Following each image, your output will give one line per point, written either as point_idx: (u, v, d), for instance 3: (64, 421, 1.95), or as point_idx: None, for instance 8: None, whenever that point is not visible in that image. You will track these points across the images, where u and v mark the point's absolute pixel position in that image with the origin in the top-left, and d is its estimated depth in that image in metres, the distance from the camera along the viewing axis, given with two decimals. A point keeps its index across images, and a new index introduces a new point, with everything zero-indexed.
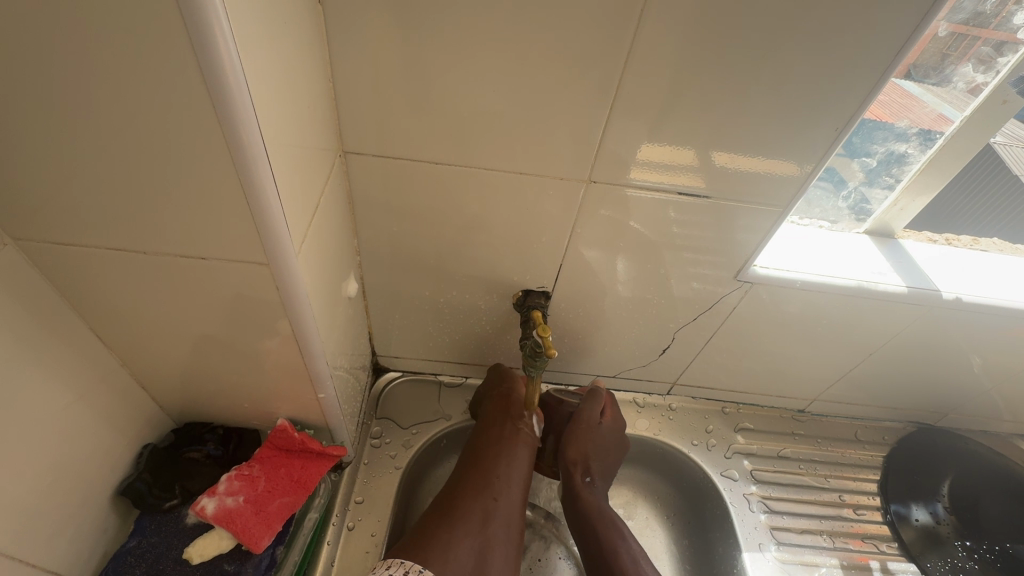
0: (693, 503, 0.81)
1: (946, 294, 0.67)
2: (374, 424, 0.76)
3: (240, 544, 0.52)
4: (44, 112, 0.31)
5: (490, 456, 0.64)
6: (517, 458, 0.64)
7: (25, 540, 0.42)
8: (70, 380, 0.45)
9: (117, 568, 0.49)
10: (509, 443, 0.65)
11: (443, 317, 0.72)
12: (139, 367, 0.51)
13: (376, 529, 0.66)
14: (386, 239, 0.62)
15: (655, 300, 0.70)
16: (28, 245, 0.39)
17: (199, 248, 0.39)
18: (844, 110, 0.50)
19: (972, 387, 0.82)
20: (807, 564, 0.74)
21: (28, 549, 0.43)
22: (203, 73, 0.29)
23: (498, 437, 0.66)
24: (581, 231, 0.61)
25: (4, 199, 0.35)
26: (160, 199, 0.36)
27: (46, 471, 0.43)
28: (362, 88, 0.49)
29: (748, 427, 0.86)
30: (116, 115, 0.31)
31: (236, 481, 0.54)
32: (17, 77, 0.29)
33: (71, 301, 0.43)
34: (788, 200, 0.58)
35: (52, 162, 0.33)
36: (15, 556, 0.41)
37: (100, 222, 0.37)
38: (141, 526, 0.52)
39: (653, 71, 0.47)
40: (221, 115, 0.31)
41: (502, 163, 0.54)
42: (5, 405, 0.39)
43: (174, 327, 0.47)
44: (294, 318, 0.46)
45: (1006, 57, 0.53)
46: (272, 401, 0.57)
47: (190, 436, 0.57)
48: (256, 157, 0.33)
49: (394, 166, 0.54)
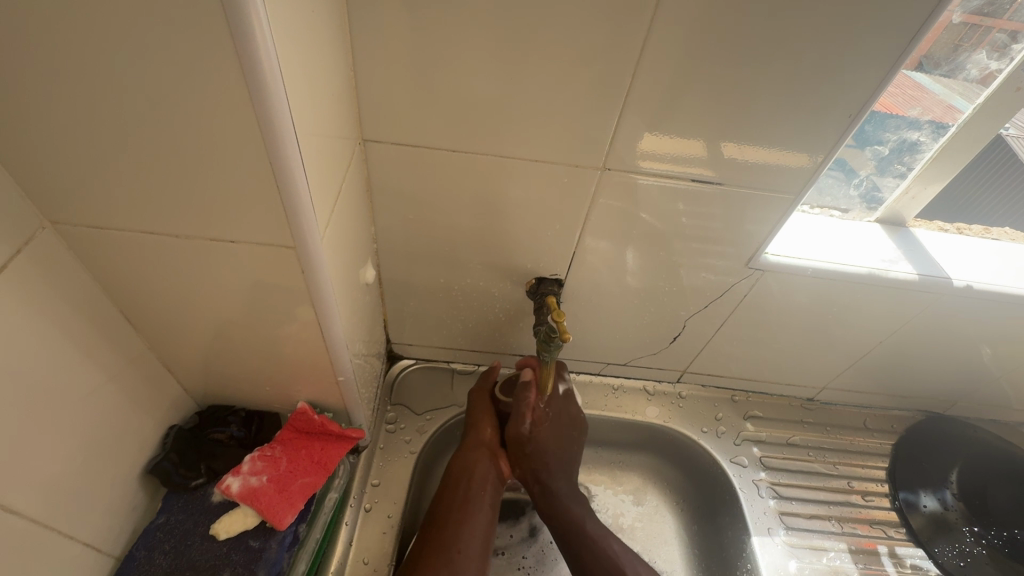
0: (702, 488, 0.82)
1: (956, 282, 0.67)
2: (388, 409, 0.78)
3: (264, 521, 0.53)
4: (83, 97, 0.32)
5: (450, 522, 0.64)
6: (478, 522, 0.65)
7: (60, 513, 0.44)
8: (101, 361, 0.47)
9: (148, 544, 0.51)
10: (467, 506, 0.66)
11: (457, 304, 0.73)
12: (166, 350, 0.53)
13: (392, 511, 0.67)
14: (402, 226, 0.63)
15: (667, 288, 0.71)
16: (65, 229, 0.40)
17: (228, 232, 0.41)
18: (858, 97, 0.50)
19: (980, 377, 0.82)
20: (815, 548, 0.75)
21: (62, 522, 0.44)
22: (239, 62, 0.30)
23: (456, 500, 0.66)
24: (595, 218, 0.62)
25: (44, 184, 0.37)
26: (192, 184, 0.37)
27: (79, 447, 0.45)
28: (381, 76, 0.49)
29: (757, 415, 0.87)
30: (151, 101, 0.32)
31: (259, 461, 0.56)
32: (60, 65, 0.31)
33: (104, 284, 0.45)
34: (800, 187, 0.58)
35: (92, 146, 0.35)
36: (50, 527, 0.43)
37: (134, 205, 0.39)
38: (168, 503, 0.54)
39: (670, 58, 0.47)
40: (255, 103, 0.32)
41: (518, 150, 0.55)
42: (42, 383, 0.41)
43: (201, 310, 0.49)
44: (318, 303, 0.47)
45: (1019, 45, 0.54)
46: (293, 385, 0.58)
47: (214, 418, 0.59)
48: (287, 144, 0.34)
49: (412, 154, 0.55)
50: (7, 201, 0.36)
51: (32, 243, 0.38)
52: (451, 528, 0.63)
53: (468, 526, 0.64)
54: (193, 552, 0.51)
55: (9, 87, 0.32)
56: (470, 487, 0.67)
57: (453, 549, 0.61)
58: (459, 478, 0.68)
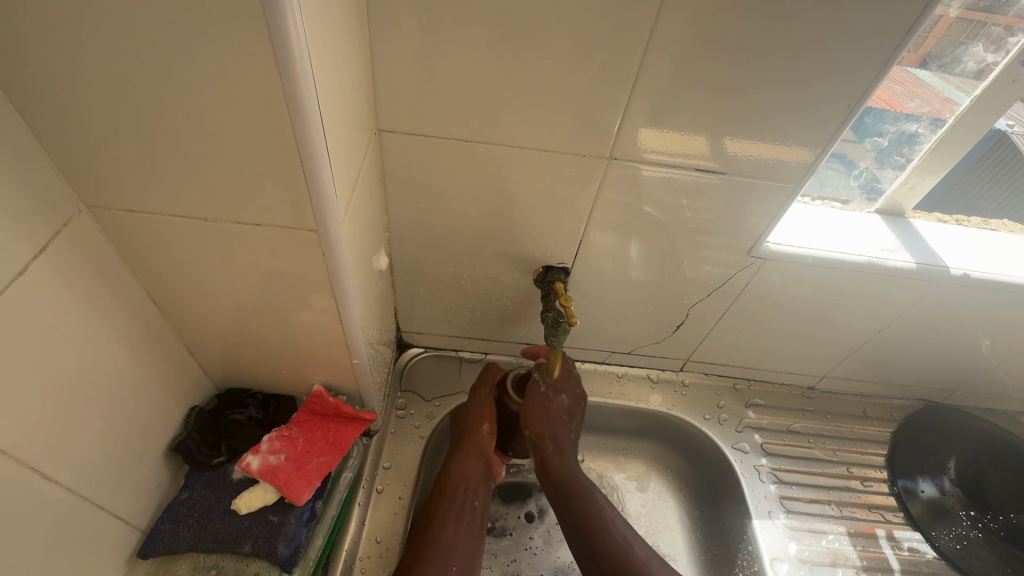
0: (705, 473, 0.84)
1: (953, 270, 0.68)
2: (399, 396, 0.80)
3: (283, 497, 0.55)
4: (126, 85, 0.35)
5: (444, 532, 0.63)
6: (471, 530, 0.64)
7: (92, 483, 0.47)
8: (130, 340, 0.49)
9: (172, 517, 0.53)
10: (463, 513, 0.65)
11: (465, 293, 0.75)
12: (189, 332, 0.55)
13: (402, 492, 0.69)
14: (414, 215, 0.65)
15: (671, 278, 0.72)
16: (99, 212, 0.42)
17: (253, 215, 0.43)
18: (857, 87, 0.51)
19: (976, 367, 0.84)
20: (815, 531, 0.77)
21: (94, 491, 0.47)
22: (274, 49, 0.33)
23: (452, 508, 0.65)
24: (601, 207, 0.63)
25: (82, 168, 0.39)
26: (222, 168, 0.39)
27: (109, 421, 0.48)
28: (396, 67, 0.51)
29: (758, 403, 0.89)
30: (190, 88, 0.35)
31: (277, 441, 0.58)
32: (104, 54, 0.33)
33: (133, 266, 0.47)
34: (801, 177, 0.59)
35: (129, 132, 0.37)
36: (82, 495, 0.46)
37: (165, 189, 0.41)
38: (191, 479, 0.56)
39: (674, 50, 0.49)
40: (287, 89, 0.35)
41: (527, 139, 0.56)
42: (77, 357, 0.43)
43: (224, 292, 0.51)
44: (336, 284, 0.49)
45: (1016, 38, 0.55)
46: (309, 367, 0.61)
47: (233, 399, 0.61)
48: (313, 129, 0.37)
49: (424, 144, 0.57)
50: (48, 183, 0.39)
51: (69, 225, 0.41)
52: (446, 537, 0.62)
53: (462, 535, 0.63)
54: (215, 526, 0.53)
55: (55, 74, 0.34)
56: (464, 497, 0.66)
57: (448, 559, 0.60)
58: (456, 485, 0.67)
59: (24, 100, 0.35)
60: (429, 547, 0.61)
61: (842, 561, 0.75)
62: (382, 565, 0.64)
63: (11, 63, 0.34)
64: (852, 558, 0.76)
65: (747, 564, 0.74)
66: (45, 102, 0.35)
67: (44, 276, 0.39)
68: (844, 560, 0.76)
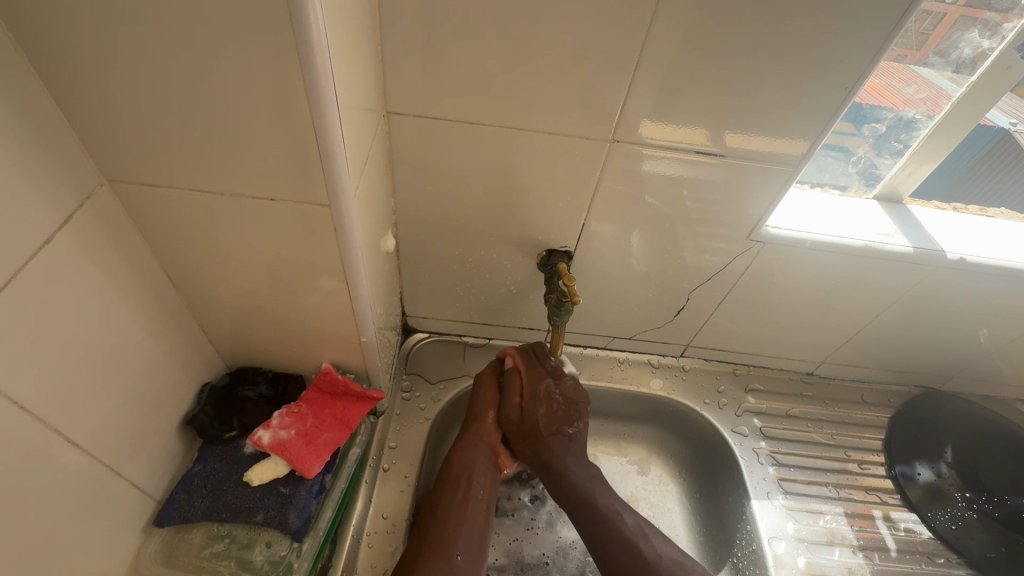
0: (705, 456, 0.86)
1: (949, 255, 0.69)
2: (404, 379, 0.81)
3: (294, 470, 0.57)
4: (148, 60, 0.36)
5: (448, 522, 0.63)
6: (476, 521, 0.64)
7: (110, 450, 0.48)
8: (147, 314, 0.51)
9: (186, 488, 0.55)
10: (467, 503, 0.65)
11: (469, 277, 0.76)
12: (203, 308, 0.56)
13: (408, 471, 0.71)
14: (420, 198, 0.66)
15: (672, 263, 0.73)
16: (120, 187, 0.44)
17: (267, 189, 0.45)
18: (855, 68, 0.52)
19: (971, 354, 0.85)
20: (813, 511, 0.79)
21: (112, 457, 0.49)
22: (291, 19, 0.34)
23: (456, 498, 0.65)
24: (604, 190, 0.64)
25: (105, 142, 0.41)
26: (237, 142, 0.41)
27: (127, 391, 0.49)
28: (405, 50, 0.52)
29: (757, 387, 0.90)
30: (210, 64, 0.36)
31: (287, 417, 0.60)
32: (128, 29, 0.35)
33: (150, 241, 0.49)
34: (799, 160, 0.60)
35: (150, 106, 0.39)
36: (101, 460, 0.47)
37: (184, 163, 0.43)
38: (204, 453, 0.58)
39: (677, 31, 0.50)
40: (304, 65, 0.36)
41: (531, 122, 0.58)
42: (98, 327, 0.45)
43: (237, 269, 0.52)
44: (347, 259, 0.51)
45: (1010, 24, 0.56)
46: (319, 346, 0.62)
47: (242, 377, 0.63)
48: (328, 104, 0.38)
49: (431, 126, 0.58)
50: (71, 157, 0.41)
51: (91, 199, 0.43)
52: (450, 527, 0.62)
53: (466, 525, 0.63)
54: (228, 497, 0.55)
55: (80, 49, 0.36)
56: (468, 486, 0.66)
57: (452, 550, 0.60)
58: (459, 475, 0.67)
59: (53, 75, 0.37)
60: (434, 537, 0.61)
61: (839, 540, 0.77)
62: (390, 541, 0.65)
63: (39, 39, 0.35)
64: (848, 537, 0.77)
65: (746, 543, 0.76)
66: (71, 78, 0.37)
67: (67, 246, 0.41)
68: (841, 539, 0.77)
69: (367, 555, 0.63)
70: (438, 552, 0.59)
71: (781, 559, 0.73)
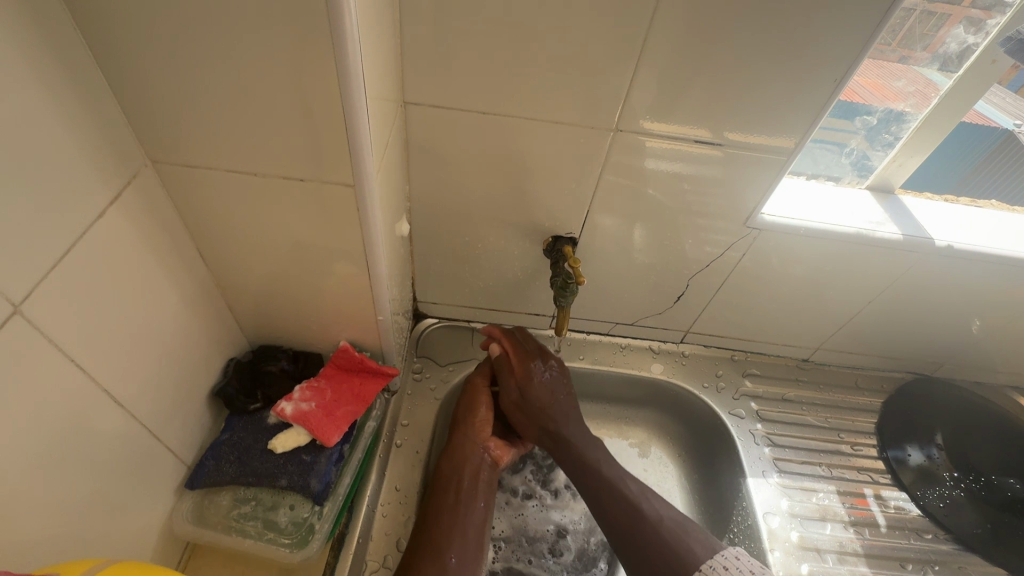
0: (702, 438, 0.89)
1: (938, 242, 0.72)
2: (415, 361, 0.85)
3: (315, 440, 0.62)
4: (195, 50, 0.40)
5: (440, 527, 0.64)
6: (469, 525, 0.66)
7: (148, 411, 0.53)
8: (181, 288, 0.55)
9: (215, 454, 0.60)
10: (459, 510, 0.66)
11: (478, 262, 0.80)
12: (231, 285, 0.61)
13: (420, 447, 0.74)
14: (433, 186, 0.70)
15: (673, 251, 0.76)
16: (162, 168, 0.49)
17: (295, 171, 0.48)
18: (844, 62, 0.55)
19: (962, 341, 0.88)
20: (806, 489, 0.82)
21: (149, 418, 0.53)
22: (327, 10, 0.38)
23: (447, 503, 0.66)
24: (607, 179, 0.68)
25: (152, 126, 0.45)
26: (270, 127, 0.45)
27: (162, 357, 0.53)
28: (422, 44, 0.56)
29: (754, 372, 0.93)
30: (249, 54, 0.41)
31: (308, 390, 0.64)
32: (180, 22, 0.39)
33: (186, 220, 0.53)
34: (793, 149, 0.63)
35: (193, 92, 0.43)
36: (140, 420, 0.52)
37: (220, 144, 0.47)
38: (231, 423, 0.63)
39: (677, 25, 0.53)
40: (337, 53, 0.40)
41: (539, 113, 0.61)
42: (141, 296, 0.50)
43: (263, 249, 0.56)
44: (367, 238, 0.54)
45: (994, 20, 0.59)
46: (337, 324, 0.66)
47: (266, 354, 0.67)
48: (357, 91, 0.42)
49: (444, 117, 0.62)
50: (121, 139, 0.45)
51: (137, 177, 0.47)
52: (442, 533, 0.64)
53: (459, 531, 0.64)
54: (255, 462, 0.60)
55: (137, 41, 0.40)
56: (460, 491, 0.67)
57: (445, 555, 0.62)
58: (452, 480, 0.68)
59: (109, 65, 0.42)
60: (427, 544, 0.62)
61: (831, 516, 0.80)
62: (403, 511, 0.69)
63: (100, 31, 0.40)
64: (840, 514, 0.81)
65: (742, 518, 0.79)
66: (127, 66, 0.41)
67: (116, 222, 0.46)
68: (833, 515, 0.80)
69: (381, 522, 0.67)
70: (433, 557, 0.61)
71: (775, 534, 0.76)
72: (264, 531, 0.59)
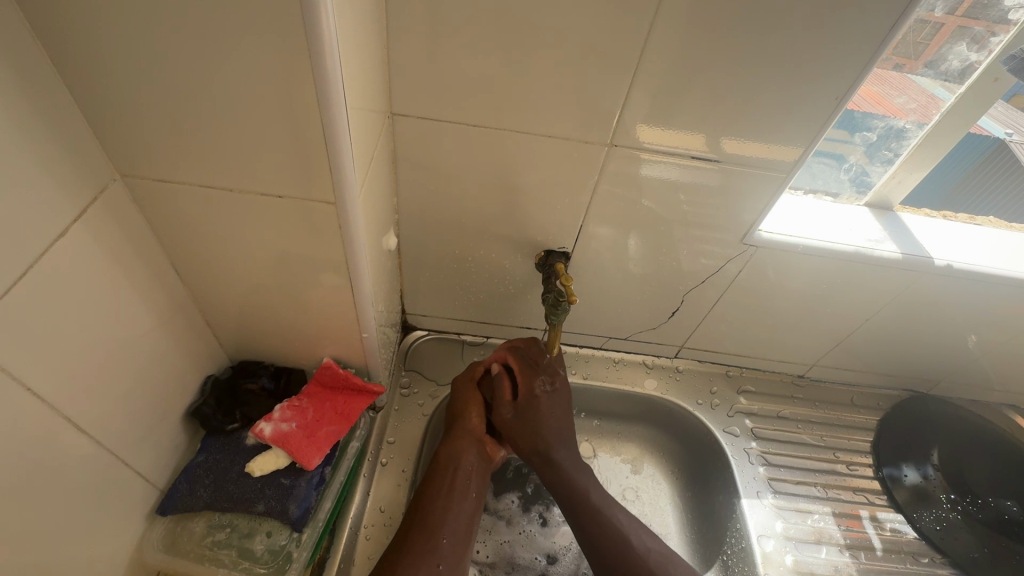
0: (696, 456, 0.88)
1: (937, 261, 0.71)
2: (403, 374, 0.83)
3: (294, 462, 0.60)
4: (166, 61, 0.38)
5: (436, 507, 0.63)
6: (463, 509, 0.64)
7: (116, 435, 0.50)
8: (154, 306, 0.53)
9: (189, 478, 0.58)
10: (454, 495, 0.65)
11: (468, 276, 0.78)
12: (208, 300, 0.58)
13: (405, 466, 0.72)
14: (422, 198, 0.68)
15: (666, 266, 0.75)
16: (133, 181, 0.46)
17: (275, 187, 0.47)
18: (845, 80, 0.54)
19: (958, 359, 0.87)
20: (801, 510, 0.81)
21: (118, 442, 0.51)
22: (306, 23, 0.36)
23: (442, 486, 0.65)
24: (601, 193, 0.66)
25: (121, 138, 0.43)
26: (245, 138, 0.43)
27: (133, 378, 0.51)
28: (409, 53, 0.54)
29: (749, 389, 0.92)
30: (224, 65, 0.38)
31: (288, 410, 0.63)
32: (149, 34, 0.37)
33: (159, 234, 0.51)
34: (792, 166, 0.62)
35: (164, 106, 0.41)
36: (107, 445, 0.49)
37: (194, 160, 0.45)
38: (207, 444, 0.61)
39: (672, 40, 0.52)
40: (315, 66, 0.38)
41: (531, 126, 0.59)
42: (109, 315, 0.47)
43: (241, 265, 0.54)
44: (350, 257, 0.52)
45: (998, 38, 0.58)
46: (321, 340, 0.64)
47: (246, 370, 0.65)
48: (337, 105, 0.40)
49: (433, 129, 0.60)
50: (86, 152, 0.43)
51: (105, 191, 0.45)
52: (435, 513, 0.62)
53: (453, 515, 0.63)
54: (231, 486, 0.58)
55: (103, 51, 0.38)
56: (456, 479, 0.66)
57: (439, 535, 0.61)
58: (445, 464, 0.67)
59: (73, 74, 0.39)
60: (420, 522, 0.61)
61: (826, 539, 0.79)
62: (387, 534, 0.66)
63: (62, 39, 0.37)
64: (835, 536, 0.79)
65: (736, 541, 0.77)
66: (92, 76, 0.39)
67: (80, 239, 0.43)
68: (828, 538, 0.79)
69: (365, 546, 0.65)
70: (421, 541, 0.60)
71: (769, 557, 0.75)
72: (239, 560, 0.57)
